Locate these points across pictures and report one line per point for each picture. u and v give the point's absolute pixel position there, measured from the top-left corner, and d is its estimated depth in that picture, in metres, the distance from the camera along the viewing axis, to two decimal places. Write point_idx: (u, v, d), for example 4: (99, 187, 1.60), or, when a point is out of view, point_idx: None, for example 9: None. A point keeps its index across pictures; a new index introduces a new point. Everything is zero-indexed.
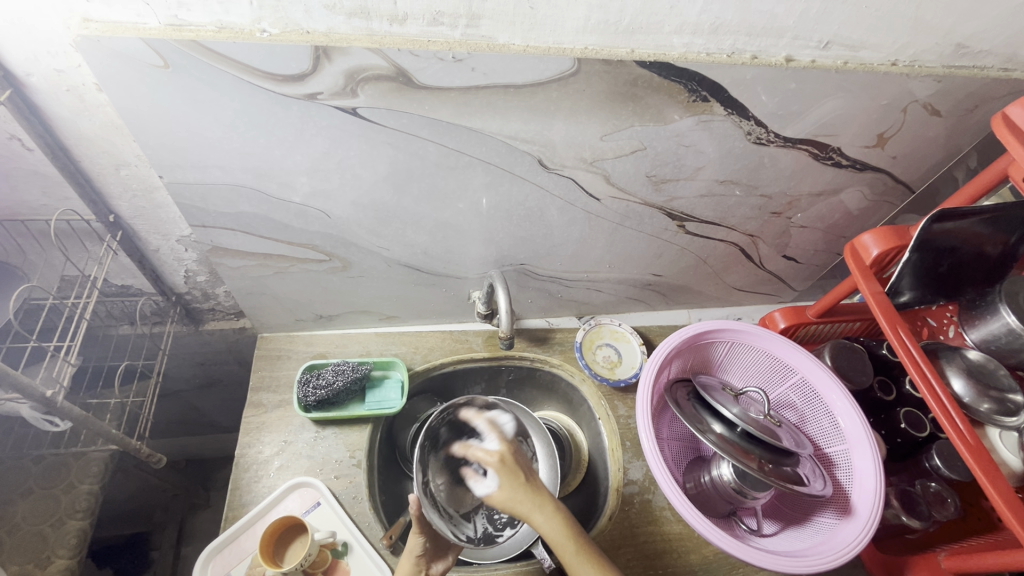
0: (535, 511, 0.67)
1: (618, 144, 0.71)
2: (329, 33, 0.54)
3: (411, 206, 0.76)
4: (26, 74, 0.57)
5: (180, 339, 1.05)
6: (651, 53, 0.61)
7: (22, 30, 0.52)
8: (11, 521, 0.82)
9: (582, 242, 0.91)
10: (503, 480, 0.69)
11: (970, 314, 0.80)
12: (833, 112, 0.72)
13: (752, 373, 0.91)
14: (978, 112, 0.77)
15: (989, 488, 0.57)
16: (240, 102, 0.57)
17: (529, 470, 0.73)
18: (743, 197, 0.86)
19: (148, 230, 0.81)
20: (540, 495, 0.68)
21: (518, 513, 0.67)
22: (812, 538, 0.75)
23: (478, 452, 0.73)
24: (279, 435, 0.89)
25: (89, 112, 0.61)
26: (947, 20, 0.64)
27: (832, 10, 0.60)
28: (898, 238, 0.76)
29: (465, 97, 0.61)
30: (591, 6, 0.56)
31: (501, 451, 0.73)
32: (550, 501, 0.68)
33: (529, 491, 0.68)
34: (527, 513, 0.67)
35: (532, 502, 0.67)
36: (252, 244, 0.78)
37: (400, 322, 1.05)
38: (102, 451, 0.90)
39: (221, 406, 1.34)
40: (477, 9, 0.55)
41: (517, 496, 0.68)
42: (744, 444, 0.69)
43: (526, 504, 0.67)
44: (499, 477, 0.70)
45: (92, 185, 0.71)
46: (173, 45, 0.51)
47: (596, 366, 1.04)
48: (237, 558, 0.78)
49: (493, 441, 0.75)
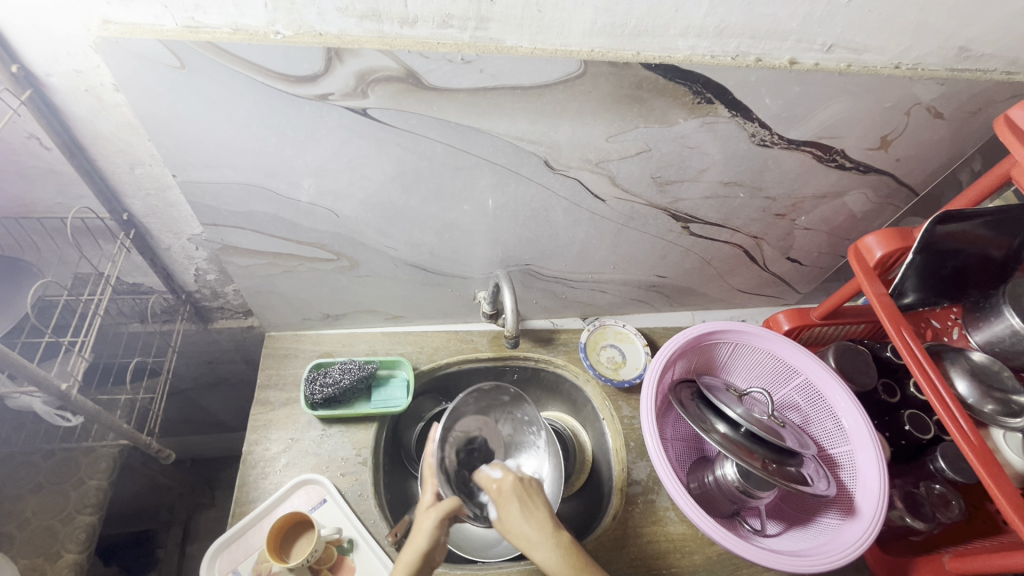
0: (535, 549, 0.64)
1: (623, 145, 0.72)
2: (341, 35, 0.56)
3: (419, 206, 0.77)
4: (46, 74, 0.58)
5: (190, 337, 1.07)
6: (656, 56, 0.62)
7: (44, 31, 0.54)
8: (22, 515, 0.83)
9: (587, 243, 0.92)
10: (499, 511, 0.67)
11: (974, 317, 0.81)
12: (837, 114, 0.73)
13: (756, 375, 0.91)
14: (982, 115, 0.77)
15: (992, 488, 0.57)
16: (253, 103, 0.59)
17: (534, 498, 0.68)
18: (748, 199, 0.87)
19: (160, 228, 0.82)
20: (536, 529, 0.65)
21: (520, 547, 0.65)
22: (816, 538, 0.75)
23: (486, 480, 0.70)
24: (286, 432, 0.90)
25: (107, 112, 0.63)
26: (950, 24, 0.65)
27: (835, 13, 0.61)
28: (901, 240, 0.76)
29: (473, 98, 0.62)
30: (597, 9, 0.57)
31: (502, 482, 0.69)
32: (548, 535, 0.64)
33: (524, 530, 0.65)
34: (526, 550, 0.64)
35: (530, 542, 0.64)
36: (262, 243, 0.79)
37: (406, 321, 1.06)
38: (112, 447, 0.92)
39: (228, 404, 1.35)
40: (486, 12, 0.56)
41: (516, 533, 0.65)
42: (747, 445, 0.69)
43: (520, 543, 0.64)
44: (498, 511, 0.67)
45: (106, 183, 0.73)
46: (190, 46, 0.52)
47: (600, 367, 1.04)
48: (244, 554, 0.79)
49: (497, 470, 0.70)
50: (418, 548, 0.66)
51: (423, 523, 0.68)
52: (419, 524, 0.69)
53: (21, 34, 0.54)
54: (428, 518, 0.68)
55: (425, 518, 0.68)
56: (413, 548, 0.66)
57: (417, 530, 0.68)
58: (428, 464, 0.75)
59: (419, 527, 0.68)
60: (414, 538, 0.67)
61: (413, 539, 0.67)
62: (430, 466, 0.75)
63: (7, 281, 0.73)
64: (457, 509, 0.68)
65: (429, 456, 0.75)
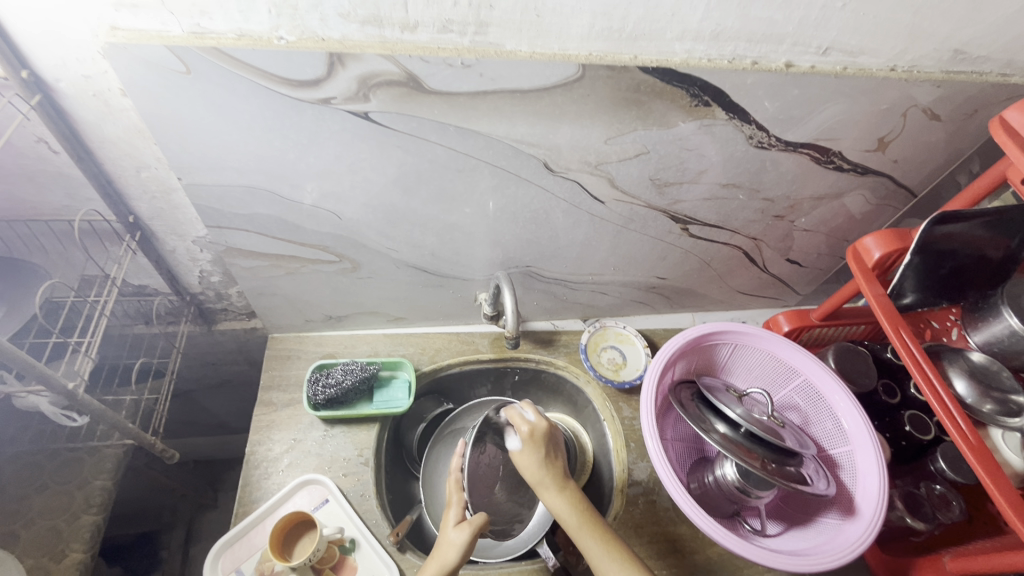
0: (545, 487, 0.72)
1: (622, 147, 0.73)
2: (343, 40, 0.57)
3: (420, 208, 0.78)
4: (55, 79, 0.59)
5: (193, 339, 1.08)
6: (654, 59, 0.63)
7: (54, 36, 0.55)
8: (28, 515, 0.84)
9: (587, 245, 0.93)
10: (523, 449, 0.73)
11: (973, 317, 0.81)
12: (833, 117, 0.73)
13: (756, 375, 0.91)
14: (978, 117, 0.78)
15: (991, 488, 0.58)
16: (257, 107, 0.60)
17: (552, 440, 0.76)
18: (746, 200, 0.88)
19: (165, 231, 0.83)
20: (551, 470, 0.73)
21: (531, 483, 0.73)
22: (815, 538, 0.76)
23: (517, 417, 0.76)
24: (289, 433, 0.90)
25: (114, 116, 0.64)
26: (945, 26, 0.65)
27: (831, 16, 0.62)
28: (900, 241, 0.77)
29: (472, 102, 0.63)
30: (595, 13, 0.58)
31: (535, 424, 0.75)
32: (560, 482, 0.72)
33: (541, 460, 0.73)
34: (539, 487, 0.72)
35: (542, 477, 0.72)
36: (264, 245, 0.80)
37: (408, 323, 1.07)
38: (117, 448, 0.92)
39: (230, 406, 1.36)
40: (485, 17, 0.57)
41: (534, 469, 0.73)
42: (747, 444, 0.69)
43: (533, 480, 0.72)
44: (522, 444, 0.73)
45: (113, 186, 0.74)
46: (195, 52, 0.53)
47: (600, 368, 1.05)
48: (247, 553, 0.79)
49: (532, 412, 0.77)
50: (448, 563, 0.67)
51: (452, 538, 0.69)
52: (447, 538, 0.69)
53: (32, 39, 0.55)
54: (458, 534, 0.68)
55: (455, 532, 0.69)
56: (443, 562, 0.67)
57: (446, 544, 0.69)
58: (454, 478, 0.74)
59: (448, 541, 0.69)
60: (443, 552, 0.68)
61: (442, 551, 0.69)
62: (456, 479, 0.74)
63: (13, 282, 0.74)
64: (486, 524, 0.70)
65: (456, 471, 0.74)
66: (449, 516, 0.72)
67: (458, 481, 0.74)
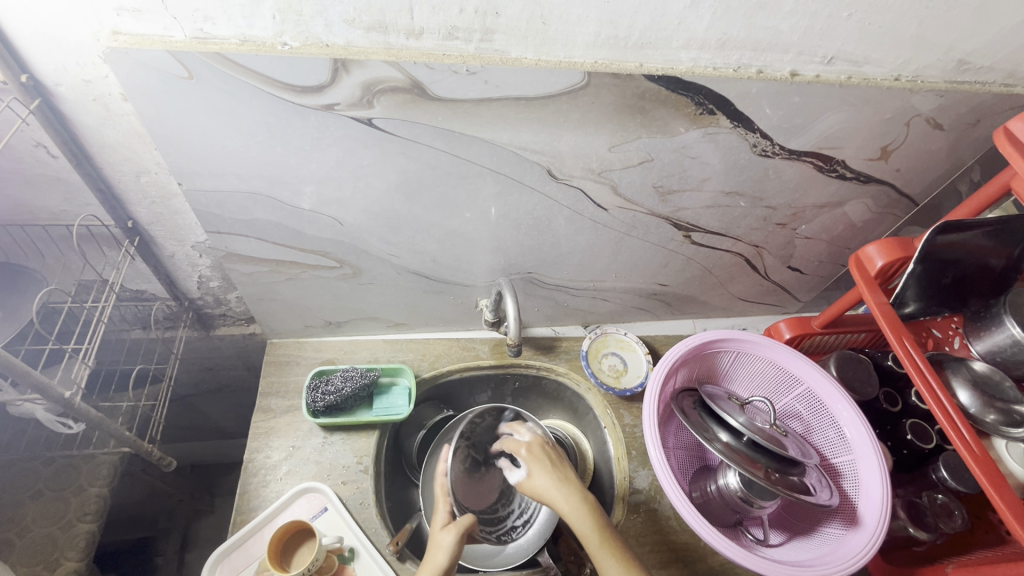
0: (559, 493, 0.71)
1: (626, 155, 0.73)
2: (347, 46, 0.56)
3: (422, 214, 0.77)
4: (55, 83, 0.59)
5: (192, 343, 1.07)
6: (658, 67, 0.63)
7: (53, 39, 0.54)
8: (21, 523, 0.83)
9: (589, 251, 0.92)
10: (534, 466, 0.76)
11: (975, 326, 0.80)
12: (837, 125, 0.73)
13: (758, 384, 0.91)
14: (981, 126, 0.78)
15: (995, 498, 0.57)
16: (260, 114, 0.59)
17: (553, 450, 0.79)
18: (749, 208, 0.87)
19: (164, 235, 0.82)
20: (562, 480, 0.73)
21: (545, 496, 0.72)
22: (819, 549, 0.75)
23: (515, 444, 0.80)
24: (287, 440, 0.90)
25: (114, 120, 0.63)
26: (949, 38, 0.65)
27: (837, 26, 0.62)
28: (902, 250, 0.77)
29: (476, 109, 0.63)
30: (601, 21, 0.58)
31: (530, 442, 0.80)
32: (573, 484, 0.72)
33: (551, 474, 0.74)
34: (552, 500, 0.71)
35: (554, 489, 0.72)
36: (265, 250, 0.80)
37: (408, 329, 1.06)
38: (112, 454, 0.91)
39: (227, 410, 1.34)
40: (491, 24, 0.57)
41: (540, 485, 0.73)
42: (750, 453, 0.69)
43: (553, 483, 0.73)
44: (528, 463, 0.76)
45: (111, 191, 0.73)
46: (197, 57, 0.53)
47: (602, 375, 1.04)
48: (244, 562, 0.79)
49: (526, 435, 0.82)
50: (439, 566, 0.66)
51: (442, 541, 0.69)
52: (437, 542, 0.69)
53: (31, 43, 0.55)
54: (447, 535, 0.69)
55: (443, 534, 0.69)
56: (433, 566, 0.66)
57: (436, 548, 0.68)
58: (440, 484, 0.78)
59: (438, 544, 0.69)
60: (434, 555, 0.68)
61: (433, 556, 0.68)
62: (442, 485, 0.78)
63: (10, 287, 0.73)
64: (472, 525, 0.71)
65: (443, 475, 0.79)
66: (437, 519, 0.74)
67: (443, 487, 0.78)
